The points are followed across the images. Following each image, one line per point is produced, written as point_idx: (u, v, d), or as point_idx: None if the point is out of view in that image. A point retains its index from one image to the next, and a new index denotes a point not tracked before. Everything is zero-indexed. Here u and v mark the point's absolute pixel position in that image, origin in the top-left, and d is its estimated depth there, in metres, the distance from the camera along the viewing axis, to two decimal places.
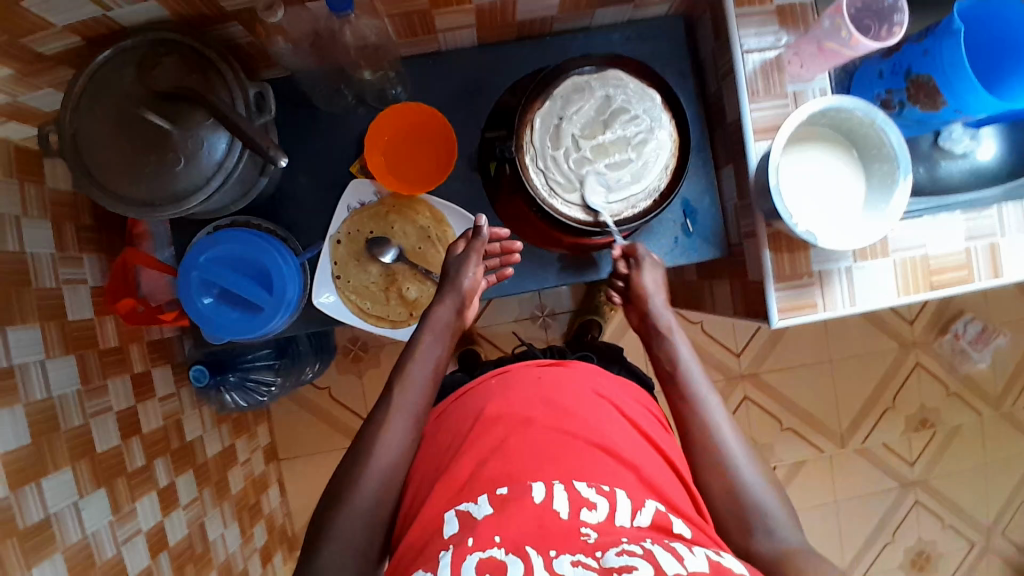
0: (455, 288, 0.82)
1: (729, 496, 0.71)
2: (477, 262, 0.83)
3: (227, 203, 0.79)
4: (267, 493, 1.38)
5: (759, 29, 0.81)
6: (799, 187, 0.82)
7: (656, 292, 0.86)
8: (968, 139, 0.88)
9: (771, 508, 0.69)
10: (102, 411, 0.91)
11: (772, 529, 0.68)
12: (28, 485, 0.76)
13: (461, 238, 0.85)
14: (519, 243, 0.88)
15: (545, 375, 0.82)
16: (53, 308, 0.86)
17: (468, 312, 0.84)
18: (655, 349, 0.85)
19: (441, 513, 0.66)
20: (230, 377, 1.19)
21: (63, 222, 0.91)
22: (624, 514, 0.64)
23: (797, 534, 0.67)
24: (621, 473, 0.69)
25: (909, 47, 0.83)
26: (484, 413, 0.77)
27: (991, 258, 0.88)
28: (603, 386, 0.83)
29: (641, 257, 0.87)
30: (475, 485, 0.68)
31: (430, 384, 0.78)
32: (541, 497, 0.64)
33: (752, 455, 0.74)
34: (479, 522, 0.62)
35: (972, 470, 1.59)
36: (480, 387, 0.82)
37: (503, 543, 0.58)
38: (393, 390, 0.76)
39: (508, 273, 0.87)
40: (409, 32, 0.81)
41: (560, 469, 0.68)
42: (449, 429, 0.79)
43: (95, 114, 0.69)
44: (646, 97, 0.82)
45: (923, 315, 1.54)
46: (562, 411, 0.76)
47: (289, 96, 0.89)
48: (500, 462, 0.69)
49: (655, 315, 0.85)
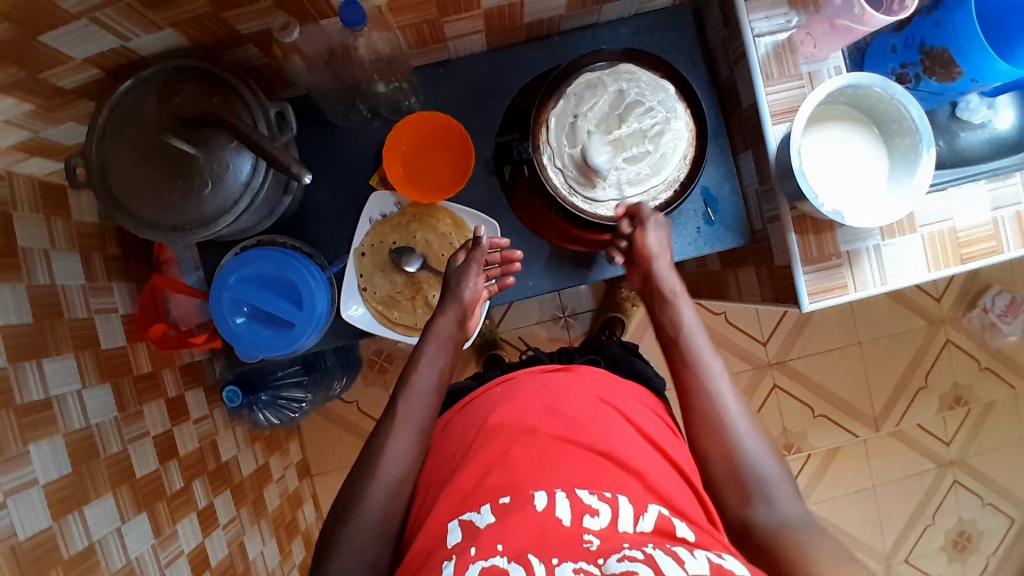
0: (455, 298, 0.83)
1: (733, 468, 0.70)
2: (477, 273, 0.84)
3: (253, 224, 0.80)
4: (302, 509, 1.39)
5: (768, 12, 0.81)
6: (820, 167, 0.81)
7: (659, 253, 0.81)
8: (985, 109, 0.88)
9: (772, 479, 0.68)
10: (139, 436, 0.92)
11: (773, 499, 0.67)
12: (71, 513, 0.78)
13: (461, 248, 0.86)
14: (518, 251, 0.87)
15: (549, 381, 0.82)
16: (87, 338, 0.88)
17: (470, 322, 0.86)
18: (657, 314, 0.82)
19: (446, 522, 0.67)
20: (261, 397, 1.21)
21: (91, 252, 0.93)
22: (628, 519, 0.64)
23: (797, 506, 0.66)
24: (624, 478, 0.69)
25: (920, 20, 0.83)
26: (488, 422, 0.77)
27: (1018, 227, 0.87)
28: (606, 389, 0.82)
29: (643, 217, 0.81)
30: (478, 494, 0.68)
31: (436, 395, 0.79)
32: (543, 505, 0.64)
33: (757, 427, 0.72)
34: (481, 531, 0.62)
35: (1010, 446, 1.56)
36: (485, 396, 0.83)
37: (505, 551, 0.58)
38: (397, 406, 0.76)
39: (509, 283, 0.88)
40: (418, 42, 0.82)
41: (563, 475, 0.68)
42: (454, 436, 0.80)
43: (119, 143, 0.70)
44: (660, 88, 0.82)
45: (950, 291, 1.52)
46: (566, 418, 0.76)
47: (305, 113, 0.90)
48: (505, 472, 0.70)
49: (656, 275, 0.81)
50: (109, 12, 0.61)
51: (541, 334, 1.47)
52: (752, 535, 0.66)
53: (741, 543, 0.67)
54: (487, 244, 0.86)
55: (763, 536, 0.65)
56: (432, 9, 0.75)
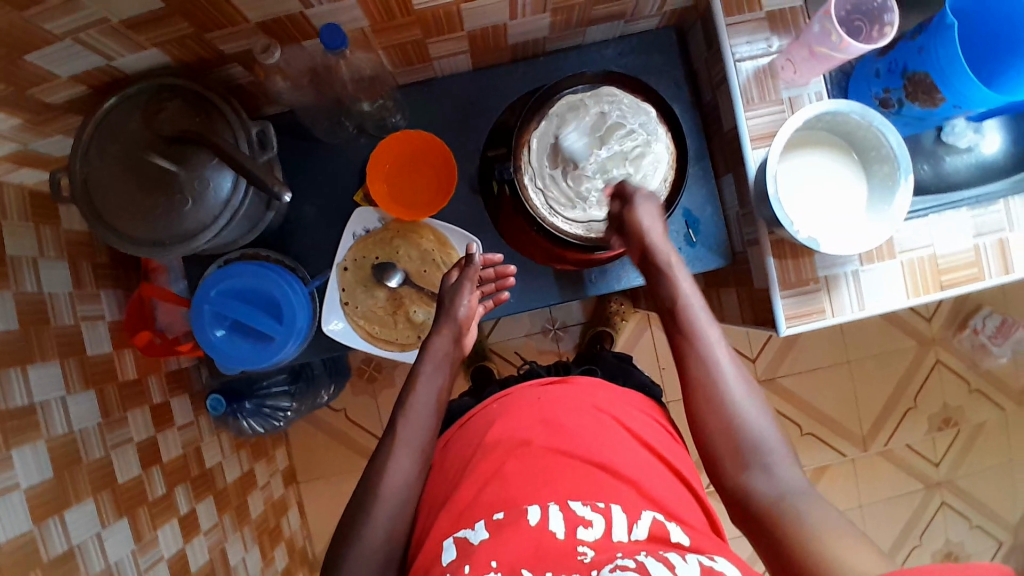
0: (450, 317, 0.83)
1: (732, 439, 0.71)
2: (471, 290, 0.85)
3: (235, 238, 0.81)
4: (287, 515, 1.40)
5: (750, 36, 0.82)
6: (801, 191, 0.81)
7: (654, 229, 0.79)
8: (971, 133, 0.88)
9: (769, 443, 0.70)
10: (123, 442, 0.93)
11: (769, 466, 0.68)
12: (52, 517, 0.78)
13: (455, 266, 0.87)
14: (512, 267, 0.89)
15: (545, 395, 0.81)
16: (72, 344, 0.89)
17: (466, 340, 0.85)
18: (656, 287, 0.81)
19: (443, 538, 0.68)
20: (246, 404, 1.20)
21: (80, 260, 0.94)
22: (622, 529, 0.64)
23: (792, 474, 0.68)
24: (619, 487, 0.69)
25: (904, 45, 0.82)
26: (483, 440, 0.76)
27: (1001, 254, 0.86)
28: (602, 397, 0.81)
29: (631, 190, 0.80)
30: (474, 510, 0.68)
31: (436, 416, 0.79)
32: (536, 519, 0.65)
33: (756, 399, 0.73)
34: (475, 549, 0.63)
35: (999, 469, 1.55)
36: (483, 413, 0.82)
37: (499, 568, 0.60)
38: (396, 427, 0.77)
39: (504, 299, 0.89)
40: (403, 61, 0.83)
41: (557, 487, 0.68)
42: (454, 454, 0.79)
43: (103, 159, 0.71)
44: (641, 111, 0.83)
45: (940, 311, 1.52)
46: (561, 430, 0.75)
47: (291, 128, 0.91)
48: (499, 487, 0.69)
49: (657, 251, 0.79)
50: (93, 33, 0.62)
51: (530, 346, 1.47)
52: (750, 503, 0.67)
53: (738, 510, 0.69)
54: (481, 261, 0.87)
55: (761, 506, 0.66)
56: (415, 30, 0.75)
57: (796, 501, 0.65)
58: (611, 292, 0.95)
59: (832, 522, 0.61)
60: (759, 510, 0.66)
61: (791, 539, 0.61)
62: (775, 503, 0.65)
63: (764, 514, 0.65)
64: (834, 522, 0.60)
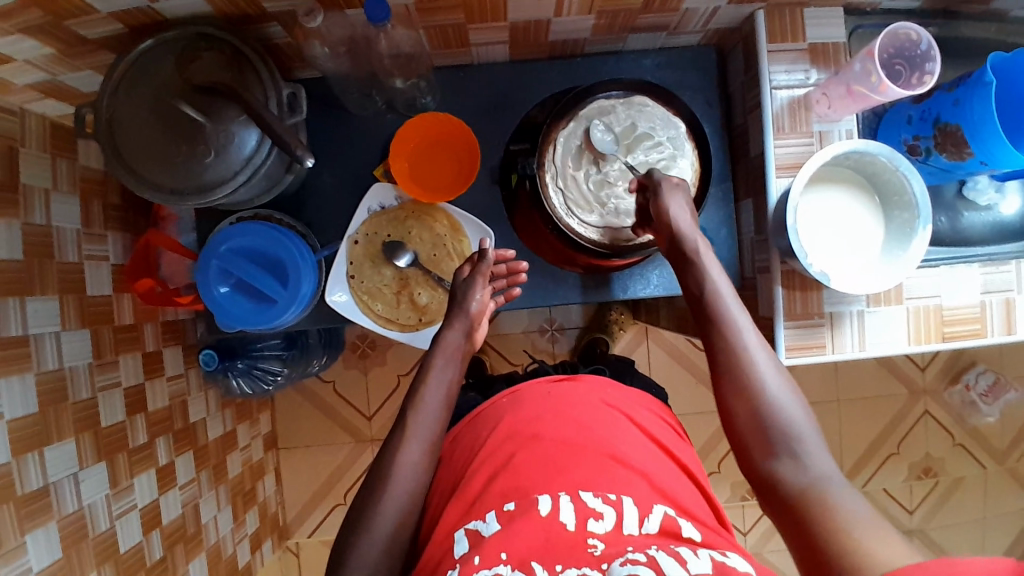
0: (463, 312, 0.82)
1: (761, 424, 0.68)
2: (484, 286, 0.84)
3: (252, 196, 0.81)
4: (263, 480, 1.40)
5: (789, 66, 0.82)
6: (820, 226, 0.81)
7: (682, 218, 0.77)
8: (993, 192, 0.89)
9: (802, 432, 0.67)
10: (110, 386, 0.93)
11: (800, 454, 0.65)
12: (31, 452, 0.78)
13: (467, 262, 0.86)
14: (524, 264, 0.89)
15: (556, 390, 0.81)
16: (73, 282, 0.88)
17: (478, 334, 0.84)
18: (684, 275, 0.78)
19: (452, 530, 0.68)
20: (237, 364, 1.19)
21: (91, 199, 0.93)
22: (633, 522, 0.65)
23: (827, 462, 0.65)
24: (632, 480, 0.69)
25: (940, 96, 0.83)
26: (496, 430, 0.76)
27: (1006, 314, 0.87)
28: (613, 395, 0.82)
29: (659, 188, 0.78)
30: (483, 501, 0.68)
31: (446, 409, 0.77)
32: (547, 509, 0.65)
33: (788, 385, 0.70)
34: (486, 540, 0.63)
35: (971, 526, 1.56)
36: (493, 408, 0.81)
37: (509, 560, 0.60)
38: (406, 418, 0.75)
39: (516, 294, 0.88)
40: (442, 44, 0.83)
41: (569, 476, 0.68)
42: (463, 446, 0.79)
43: (132, 100, 0.71)
44: (672, 125, 0.83)
45: (935, 363, 1.53)
46: (573, 423, 0.75)
47: (321, 95, 0.91)
48: (510, 477, 0.69)
49: (686, 239, 0.77)
50: None
51: (525, 343, 1.47)
52: (779, 490, 0.65)
53: (766, 499, 0.66)
54: (493, 256, 0.87)
55: (794, 494, 0.63)
56: (459, 14, 0.75)
57: (828, 487, 0.62)
58: (616, 300, 0.95)
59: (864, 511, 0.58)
60: (788, 498, 0.63)
61: (822, 526, 0.58)
62: (806, 492, 0.62)
63: (794, 499, 0.63)
64: (869, 514, 0.57)
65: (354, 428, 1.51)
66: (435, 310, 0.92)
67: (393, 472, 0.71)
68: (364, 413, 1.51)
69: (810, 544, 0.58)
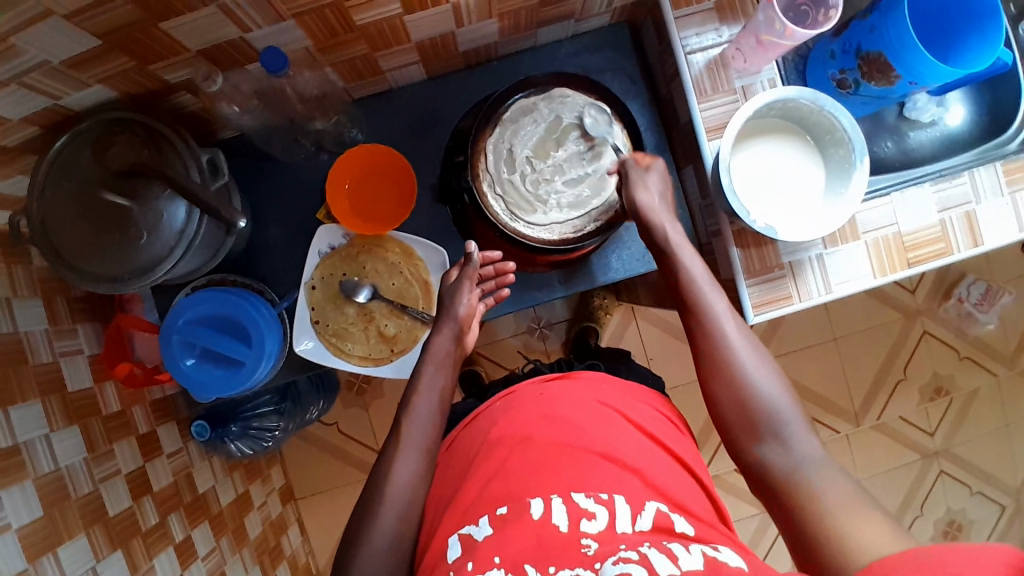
0: (450, 316, 0.82)
1: (741, 409, 0.71)
2: (471, 289, 0.84)
3: (198, 265, 0.82)
4: (287, 533, 1.40)
5: (699, 28, 0.82)
6: (761, 179, 0.81)
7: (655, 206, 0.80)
8: (933, 107, 0.89)
9: (785, 417, 0.70)
10: (111, 474, 0.93)
11: (785, 438, 0.69)
12: (46, 555, 0.78)
13: (455, 266, 0.86)
14: (512, 263, 0.86)
15: (548, 390, 0.81)
16: (52, 382, 0.88)
17: (467, 338, 0.84)
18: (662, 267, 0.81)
19: (447, 537, 0.68)
20: (232, 428, 1.21)
21: (53, 296, 0.92)
22: (626, 521, 0.64)
23: (808, 443, 0.68)
24: (624, 480, 0.69)
25: (857, 25, 0.82)
26: (488, 438, 0.77)
27: (968, 227, 0.85)
28: (605, 392, 0.81)
29: (627, 178, 0.81)
30: (477, 507, 0.69)
31: (439, 415, 0.79)
32: (540, 513, 0.65)
33: (768, 372, 0.73)
34: (479, 544, 0.64)
35: (994, 436, 1.54)
36: (486, 412, 0.82)
37: (502, 564, 0.60)
38: (399, 428, 0.77)
39: (506, 294, 0.87)
40: (354, 76, 0.83)
41: (560, 480, 0.68)
42: (457, 456, 0.80)
43: (57, 200, 0.70)
44: (594, 111, 0.83)
45: (923, 283, 1.52)
46: (564, 424, 0.76)
47: (249, 151, 0.91)
48: (502, 483, 0.70)
49: (656, 227, 0.80)
50: (36, 75, 0.63)
51: (514, 347, 1.47)
52: (765, 473, 0.68)
53: (756, 482, 0.70)
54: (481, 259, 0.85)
55: (779, 475, 0.67)
56: (362, 45, 0.75)
57: (809, 473, 0.66)
58: (587, 290, 0.95)
59: (843, 492, 0.63)
60: (774, 485, 0.67)
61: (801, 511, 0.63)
62: (789, 476, 0.66)
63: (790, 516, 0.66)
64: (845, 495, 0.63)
65: (366, 464, 1.51)
66: (405, 338, 0.93)
67: (393, 505, 0.72)
68: (373, 447, 1.51)
69: (789, 521, 0.64)
